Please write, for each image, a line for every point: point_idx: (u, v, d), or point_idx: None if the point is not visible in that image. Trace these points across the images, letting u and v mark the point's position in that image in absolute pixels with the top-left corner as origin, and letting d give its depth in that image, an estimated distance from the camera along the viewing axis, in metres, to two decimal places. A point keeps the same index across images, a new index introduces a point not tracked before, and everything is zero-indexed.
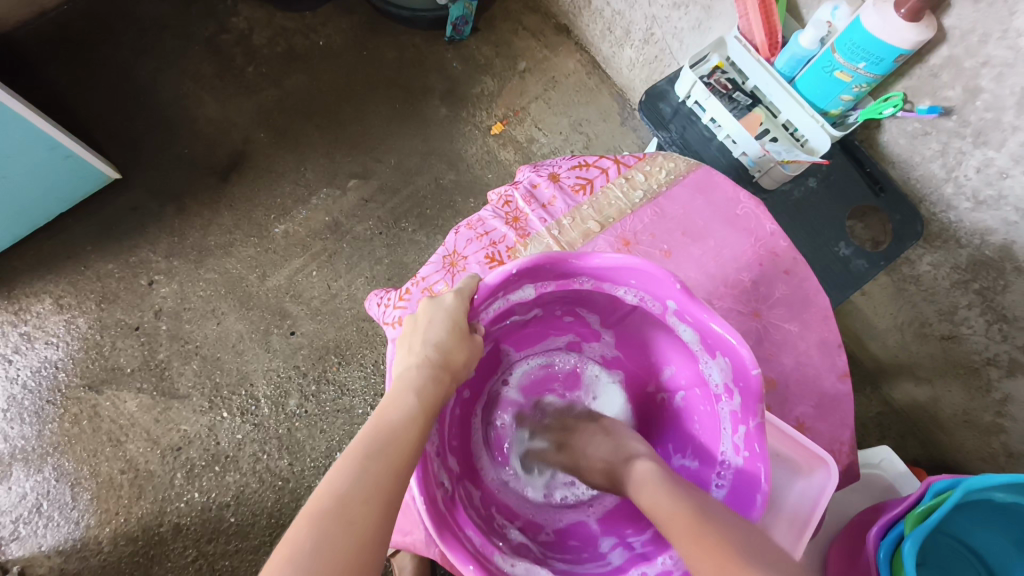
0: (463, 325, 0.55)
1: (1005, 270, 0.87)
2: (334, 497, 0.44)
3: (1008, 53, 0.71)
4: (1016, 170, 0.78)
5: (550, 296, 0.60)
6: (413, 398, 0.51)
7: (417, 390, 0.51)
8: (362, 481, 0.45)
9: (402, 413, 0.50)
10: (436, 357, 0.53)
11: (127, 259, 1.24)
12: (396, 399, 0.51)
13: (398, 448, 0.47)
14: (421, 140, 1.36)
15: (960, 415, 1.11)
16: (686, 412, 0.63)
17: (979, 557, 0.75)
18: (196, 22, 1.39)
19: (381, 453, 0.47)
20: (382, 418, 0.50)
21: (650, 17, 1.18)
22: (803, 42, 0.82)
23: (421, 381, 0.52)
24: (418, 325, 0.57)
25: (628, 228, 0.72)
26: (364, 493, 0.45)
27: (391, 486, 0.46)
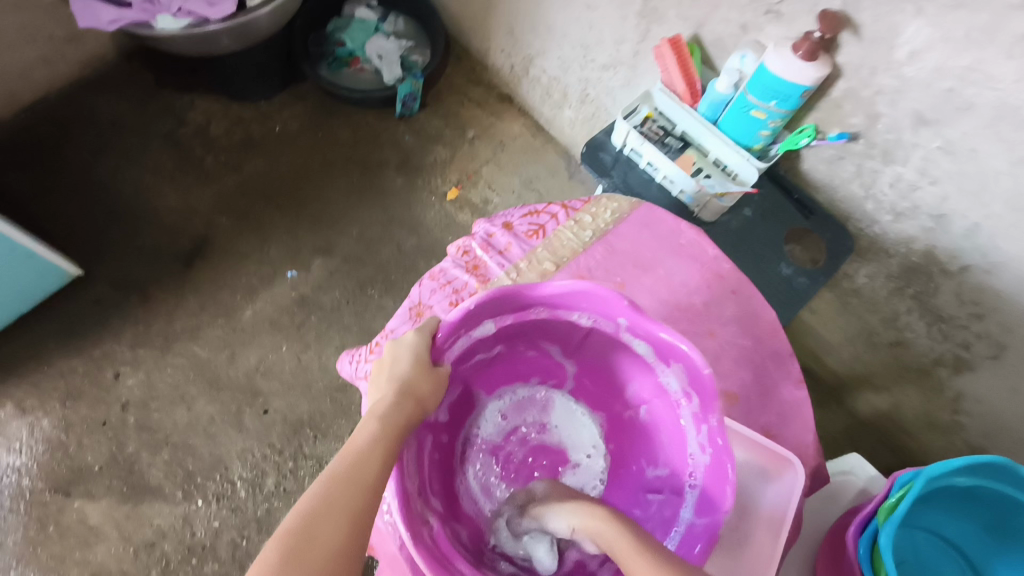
0: (426, 359, 0.58)
1: (933, 273, 0.95)
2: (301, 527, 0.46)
3: (896, 81, 0.80)
4: (923, 182, 0.86)
5: (511, 327, 0.63)
6: (376, 422, 0.53)
7: (381, 417, 0.53)
8: (331, 510, 0.47)
9: (368, 438, 0.52)
10: (399, 388, 0.55)
11: (91, 354, 1.23)
12: (363, 429, 0.52)
13: (366, 474, 0.49)
14: (381, 210, 1.42)
15: (921, 418, 1.15)
16: (652, 425, 0.66)
17: (931, 530, 0.81)
18: (154, 119, 1.44)
19: (350, 482, 0.49)
20: (349, 447, 0.51)
21: (584, 80, 1.29)
22: (720, 88, 0.92)
23: (389, 408, 0.54)
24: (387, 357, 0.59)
25: (582, 266, 0.76)
26: (334, 522, 0.47)
27: (358, 514, 0.48)
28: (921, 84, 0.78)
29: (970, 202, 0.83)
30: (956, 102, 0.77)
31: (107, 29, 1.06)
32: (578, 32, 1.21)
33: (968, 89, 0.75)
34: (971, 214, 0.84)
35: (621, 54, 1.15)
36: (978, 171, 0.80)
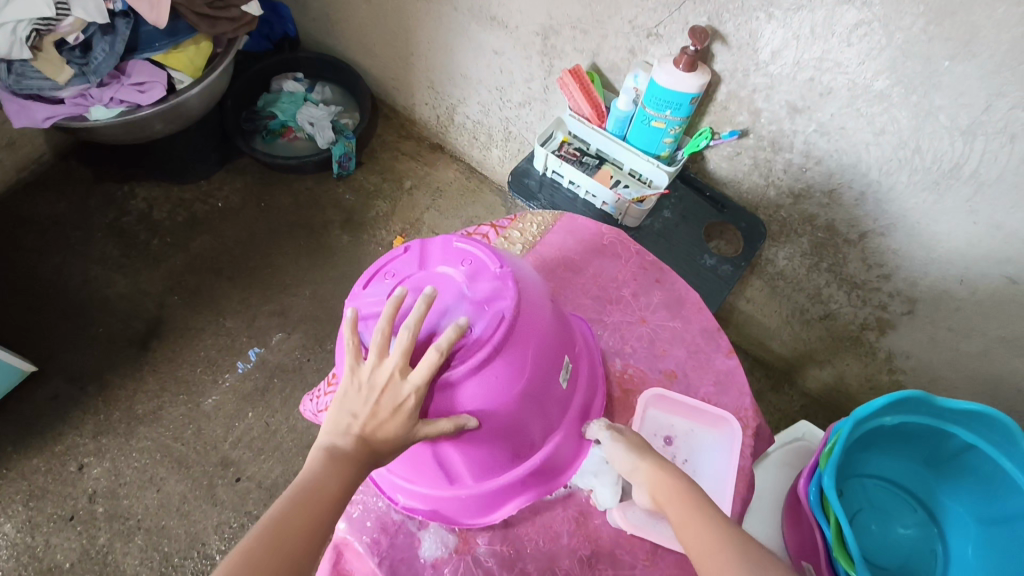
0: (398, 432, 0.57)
1: (839, 244, 1.04)
2: (243, 552, 0.48)
3: (766, 78, 0.91)
4: (810, 163, 0.96)
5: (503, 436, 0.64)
6: (327, 463, 0.55)
7: (341, 472, 0.55)
8: (277, 543, 0.49)
9: (334, 482, 0.54)
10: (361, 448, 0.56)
11: (52, 450, 1.21)
12: (326, 472, 0.55)
13: (314, 507, 0.53)
14: (331, 268, 1.46)
15: (864, 383, 1.23)
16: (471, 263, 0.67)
17: (883, 478, 0.85)
18: (97, 212, 1.47)
19: (292, 525, 0.51)
20: (300, 484, 0.54)
21: (504, 119, 1.39)
22: (621, 106, 1.01)
23: (342, 456, 0.56)
24: (370, 444, 0.57)
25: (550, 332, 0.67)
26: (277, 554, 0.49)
27: (297, 550, 0.50)
28: (787, 78, 0.89)
29: (852, 174, 0.93)
30: (818, 89, 0.87)
31: (43, 126, 1.10)
32: (491, 77, 1.31)
33: (824, 76, 0.85)
34: (856, 184, 0.94)
35: (532, 91, 1.26)
36: (851, 146, 0.91)
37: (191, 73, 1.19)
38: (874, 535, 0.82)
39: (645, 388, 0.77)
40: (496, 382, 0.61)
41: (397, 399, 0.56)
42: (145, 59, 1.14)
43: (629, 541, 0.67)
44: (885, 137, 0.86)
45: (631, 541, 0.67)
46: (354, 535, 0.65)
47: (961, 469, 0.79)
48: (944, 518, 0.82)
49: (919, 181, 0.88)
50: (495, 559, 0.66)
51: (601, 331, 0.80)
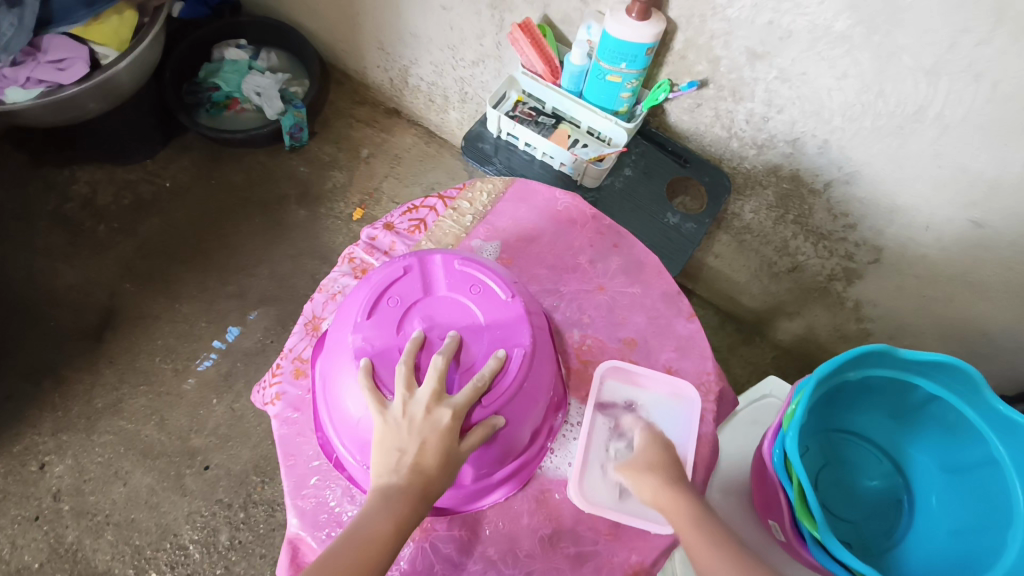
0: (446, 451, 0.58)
1: (804, 195, 1.01)
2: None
3: (723, 24, 0.86)
4: (772, 112, 0.92)
5: (523, 449, 0.66)
6: (378, 503, 0.56)
7: (393, 510, 0.55)
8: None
9: (385, 527, 0.55)
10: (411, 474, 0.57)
11: (11, 451, 1.18)
12: (376, 513, 0.55)
13: (370, 553, 0.53)
14: (288, 245, 1.41)
15: (834, 333, 1.22)
16: (471, 277, 0.69)
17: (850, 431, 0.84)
18: (36, 199, 1.40)
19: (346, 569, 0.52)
20: (354, 528, 0.55)
21: (459, 79, 1.32)
22: (574, 61, 0.95)
23: (394, 492, 0.56)
24: (420, 471, 0.57)
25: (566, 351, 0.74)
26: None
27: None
28: (745, 22, 0.84)
29: (814, 122, 0.90)
30: (777, 33, 0.83)
31: None
32: (441, 34, 1.24)
33: (783, 19, 0.81)
34: (819, 133, 0.91)
35: (485, 48, 1.19)
36: (813, 92, 0.87)
37: (117, 47, 1.11)
38: (839, 488, 0.81)
39: (605, 359, 0.74)
40: (526, 407, 0.64)
41: (437, 425, 0.58)
42: (62, 34, 1.06)
43: (592, 517, 0.66)
44: (848, 81, 0.82)
45: (593, 517, 0.66)
46: (308, 532, 0.64)
47: (924, 419, 0.79)
48: (908, 468, 0.81)
49: (883, 126, 0.84)
50: (453, 544, 0.64)
51: (557, 303, 0.77)
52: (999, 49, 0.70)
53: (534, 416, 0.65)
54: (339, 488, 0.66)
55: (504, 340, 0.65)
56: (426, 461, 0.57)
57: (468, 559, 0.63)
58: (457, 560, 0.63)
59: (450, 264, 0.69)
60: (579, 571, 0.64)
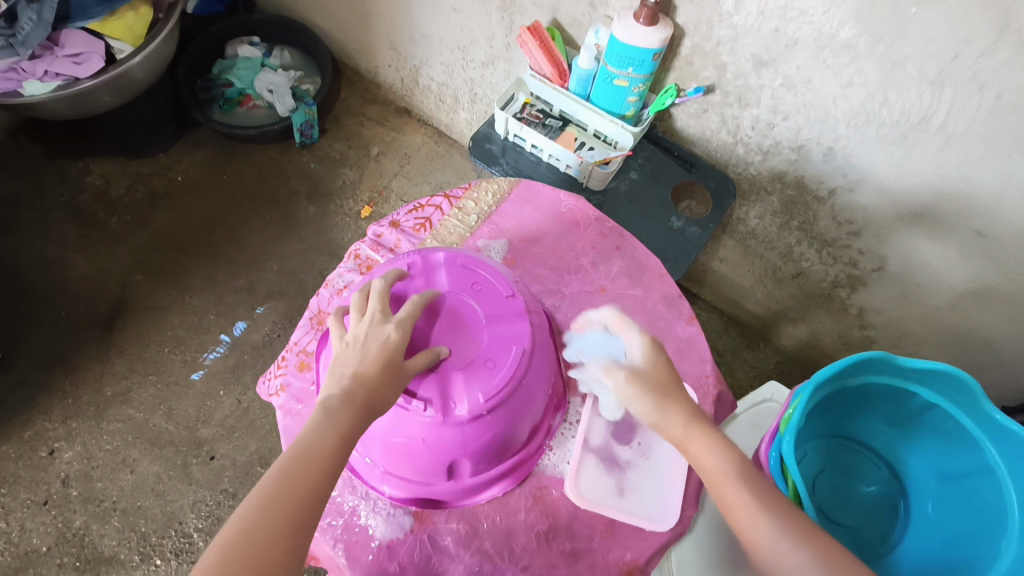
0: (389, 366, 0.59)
1: (809, 201, 1.01)
2: (244, 525, 0.48)
3: (729, 31, 0.86)
4: (777, 119, 0.93)
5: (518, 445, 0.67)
6: (326, 427, 0.55)
7: (335, 422, 0.55)
8: (277, 503, 0.50)
9: (322, 441, 0.54)
10: (355, 389, 0.57)
11: (21, 436, 1.20)
12: (315, 429, 0.55)
13: (311, 472, 0.53)
14: (298, 240, 1.43)
15: (838, 340, 1.22)
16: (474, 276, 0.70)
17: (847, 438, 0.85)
18: (52, 190, 1.42)
19: (293, 485, 0.51)
20: (295, 447, 0.54)
21: (469, 80, 1.34)
22: (583, 65, 0.97)
23: (334, 408, 0.56)
24: (368, 393, 0.57)
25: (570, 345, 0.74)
26: (278, 521, 0.49)
27: (302, 512, 0.50)
28: (751, 29, 0.85)
29: (819, 129, 0.90)
30: (783, 40, 0.83)
31: None
32: (452, 35, 1.26)
33: (789, 26, 0.81)
34: (823, 140, 0.91)
35: (495, 49, 1.20)
36: (817, 100, 0.87)
37: (132, 42, 1.13)
38: (835, 493, 0.82)
39: None
40: (522, 403, 0.65)
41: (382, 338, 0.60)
42: (80, 29, 1.08)
43: (587, 514, 0.67)
44: (853, 90, 0.83)
45: (588, 514, 0.67)
46: None
47: (923, 426, 0.79)
48: (905, 476, 0.82)
49: (886, 135, 0.85)
50: (452, 537, 0.65)
51: (559, 303, 0.78)
52: (1002, 61, 0.70)
53: (531, 409, 0.66)
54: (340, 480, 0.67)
55: (502, 335, 0.66)
56: (373, 381, 0.57)
57: (465, 552, 0.65)
58: (454, 552, 0.65)
59: (452, 262, 0.71)
60: (573, 567, 0.65)
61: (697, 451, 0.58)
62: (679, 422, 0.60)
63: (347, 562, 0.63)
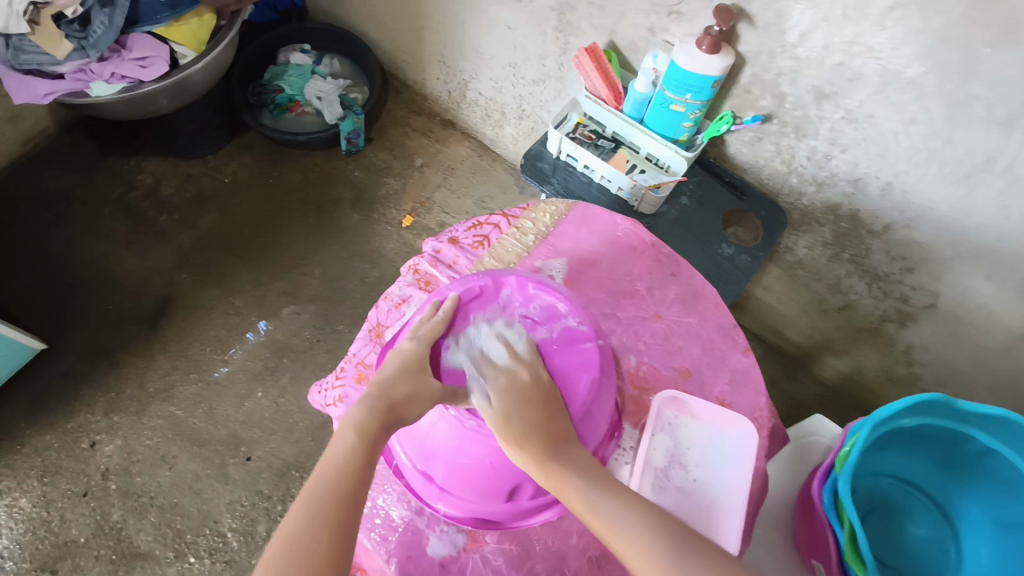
0: (407, 366, 0.63)
1: (862, 235, 1.00)
2: (285, 535, 0.49)
3: (792, 62, 0.86)
4: (835, 151, 0.93)
5: None
6: (351, 432, 0.57)
7: (355, 426, 0.57)
8: (313, 508, 0.51)
9: (343, 447, 0.56)
10: (375, 394, 0.60)
11: (64, 427, 1.22)
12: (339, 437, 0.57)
13: (346, 471, 0.54)
14: (340, 247, 1.45)
15: (881, 374, 1.21)
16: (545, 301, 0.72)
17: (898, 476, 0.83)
18: (104, 186, 1.46)
19: (327, 491, 0.52)
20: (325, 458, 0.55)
21: (518, 97, 1.35)
22: (639, 88, 0.97)
23: (358, 418, 0.58)
24: (386, 393, 0.60)
25: (632, 368, 0.76)
26: (320, 522, 0.50)
27: (339, 513, 0.51)
28: (815, 62, 0.84)
29: (878, 163, 0.90)
30: (847, 75, 0.83)
31: (43, 102, 1.06)
32: (504, 52, 1.27)
33: (854, 61, 0.81)
34: (882, 175, 0.90)
35: (547, 68, 1.21)
36: (879, 135, 0.86)
37: (194, 48, 1.15)
38: (881, 532, 0.81)
39: (659, 388, 0.75)
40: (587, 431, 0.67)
41: (401, 352, 0.65)
42: (147, 33, 1.10)
43: None
44: (917, 127, 0.82)
45: None
46: (362, 533, 0.65)
47: (979, 473, 0.77)
48: (959, 522, 0.80)
49: (949, 174, 0.84)
50: (504, 558, 0.65)
51: (613, 327, 0.78)
52: None
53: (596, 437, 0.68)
54: (394, 493, 0.68)
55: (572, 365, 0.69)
56: (390, 380, 0.61)
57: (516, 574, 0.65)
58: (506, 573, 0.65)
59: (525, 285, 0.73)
60: None
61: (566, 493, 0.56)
62: (539, 466, 0.58)
63: None
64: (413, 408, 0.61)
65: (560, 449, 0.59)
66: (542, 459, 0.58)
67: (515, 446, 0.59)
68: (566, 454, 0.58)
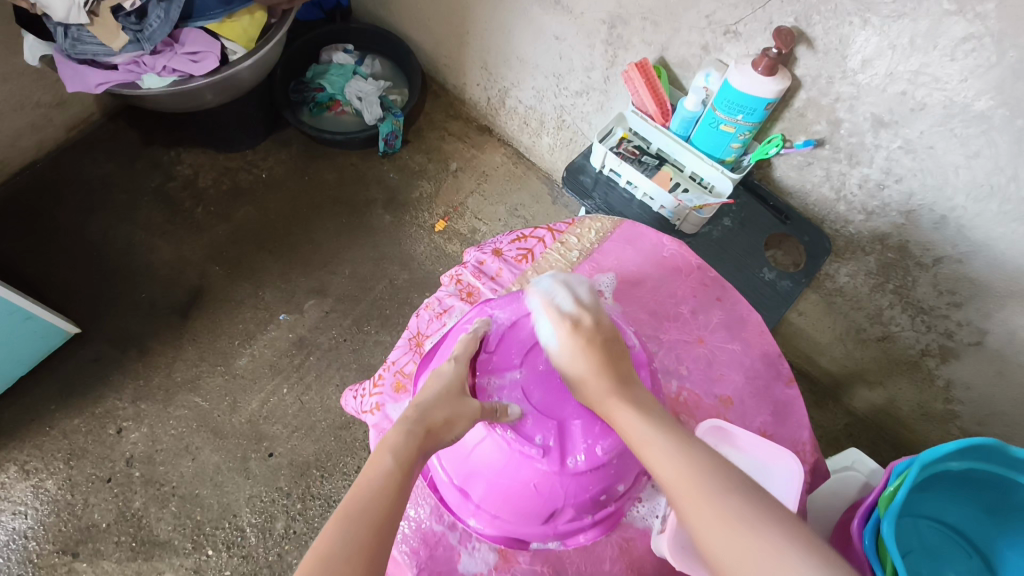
0: (450, 391, 0.61)
1: (909, 267, 0.98)
2: (318, 556, 0.45)
3: (852, 88, 0.84)
4: (889, 180, 0.90)
5: (614, 495, 0.66)
6: (389, 456, 0.53)
7: (394, 449, 0.54)
8: (349, 531, 0.47)
9: (380, 469, 0.52)
10: (412, 415, 0.57)
11: (92, 412, 1.24)
12: (377, 458, 0.53)
13: (383, 494, 0.50)
14: (371, 247, 1.45)
15: (916, 410, 1.18)
16: None
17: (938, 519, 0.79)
18: (143, 175, 1.48)
19: (366, 513, 0.48)
20: (362, 479, 0.51)
21: (559, 107, 1.34)
22: (689, 106, 0.96)
23: (395, 441, 0.55)
24: (425, 415, 0.58)
25: (674, 395, 0.74)
26: (354, 546, 0.46)
27: (378, 539, 0.47)
28: (876, 89, 0.82)
29: (934, 196, 0.87)
30: (909, 104, 0.81)
31: (95, 92, 1.07)
32: (549, 62, 1.26)
33: (918, 91, 0.79)
34: (937, 208, 0.88)
35: (592, 81, 1.20)
36: (937, 166, 0.84)
37: (245, 44, 1.16)
38: None
39: (699, 415, 0.73)
40: (629, 460, 0.66)
41: (440, 373, 0.63)
42: (199, 28, 1.11)
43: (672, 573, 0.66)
44: (979, 161, 0.80)
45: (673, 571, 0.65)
46: (393, 545, 0.65)
47: None
48: (1001, 570, 0.76)
49: (1010, 212, 0.82)
50: None
51: (656, 349, 0.77)
52: None
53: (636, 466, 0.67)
54: (428, 506, 0.67)
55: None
56: (430, 403, 0.59)
57: None
58: None
59: None
60: None
61: (617, 418, 0.58)
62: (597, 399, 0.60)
63: None
64: (453, 431, 0.59)
65: (626, 387, 0.60)
66: (608, 393, 0.60)
67: (579, 383, 0.62)
68: (632, 393, 0.60)
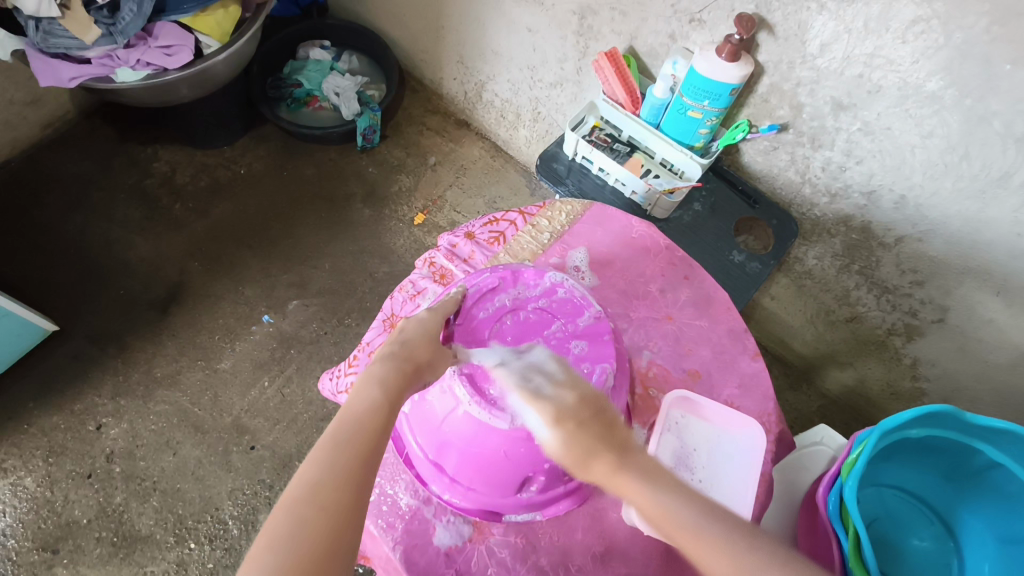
0: (432, 335, 0.65)
1: (873, 247, 1.01)
2: (306, 482, 0.49)
3: (812, 72, 0.87)
4: (850, 162, 0.93)
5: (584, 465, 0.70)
6: (376, 389, 0.58)
7: (381, 382, 0.59)
8: (335, 460, 0.51)
9: (366, 400, 0.57)
10: (399, 352, 0.62)
11: (72, 409, 1.23)
12: (364, 390, 0.58)
13: (366, 423, 0.55)
14: (351, 242, 1.45)
15: (886, 389, 1.21)
16: (565, 294, 0.74)
17: (903, 488, 0.81)
18: (120, 172, 1.47)
19: (350, 442, 0.53)
20: (347, 409, 0.56)
21: (534, 99, 1.36)
22: (657, 94, 0.98)
23: (378, 376, 0.60)
24: (411, 355, 0.63)
25: (643, 372, 0.76)
26: (342, 473, 0.51)
27: (360, 467, 0.52)
28: (834, 72, 0.85)
29: (894, 176, 0.90)
30: (866, 87, 0.84)
31: (68, 86, 1.08)
32: (523, 54, 1.28)
33: (874, 73, 0.82)
34: (897, 187, 0.91)
35: (565, 72, 1.22)
36: (895, 147, 0.87)
37: (219, 38, 1.17)
38: (888, 546, 0.78)
39: (668, 388, 0.75)
40: None
41: (420, 318, 0.67)
42: (172, 23, 1.12)
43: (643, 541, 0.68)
44: (933, 141, 0.83)
45: (644, 539, 0.67)
46: (369, 521, 0.66)
47: (985, 487, 0.75)
48: (961, 535, 0.77)
49: (964, 189, 0.85)
50: (508, 551, 0.66)
51: (625, 326, 0.79)
52: None
53: None
54: (404, 482, 0.69)
55: (587, 356, 0.70)
56: (414, 342, 0.64)
57: (521, 567, 0.65)
58: (510, 565, 0.65)
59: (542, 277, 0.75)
60: None
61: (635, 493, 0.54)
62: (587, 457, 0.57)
63: (403, 564, 0.64)
64: (434, 372, 0.64)
65: (614, 440, 0.58)
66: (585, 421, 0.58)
67: (576, 457, 0.57)
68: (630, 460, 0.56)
